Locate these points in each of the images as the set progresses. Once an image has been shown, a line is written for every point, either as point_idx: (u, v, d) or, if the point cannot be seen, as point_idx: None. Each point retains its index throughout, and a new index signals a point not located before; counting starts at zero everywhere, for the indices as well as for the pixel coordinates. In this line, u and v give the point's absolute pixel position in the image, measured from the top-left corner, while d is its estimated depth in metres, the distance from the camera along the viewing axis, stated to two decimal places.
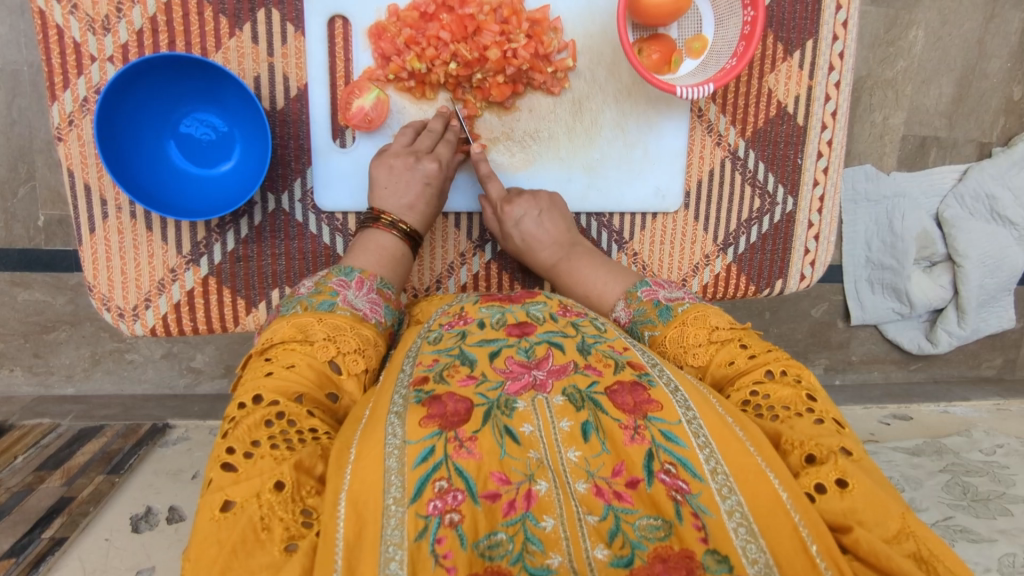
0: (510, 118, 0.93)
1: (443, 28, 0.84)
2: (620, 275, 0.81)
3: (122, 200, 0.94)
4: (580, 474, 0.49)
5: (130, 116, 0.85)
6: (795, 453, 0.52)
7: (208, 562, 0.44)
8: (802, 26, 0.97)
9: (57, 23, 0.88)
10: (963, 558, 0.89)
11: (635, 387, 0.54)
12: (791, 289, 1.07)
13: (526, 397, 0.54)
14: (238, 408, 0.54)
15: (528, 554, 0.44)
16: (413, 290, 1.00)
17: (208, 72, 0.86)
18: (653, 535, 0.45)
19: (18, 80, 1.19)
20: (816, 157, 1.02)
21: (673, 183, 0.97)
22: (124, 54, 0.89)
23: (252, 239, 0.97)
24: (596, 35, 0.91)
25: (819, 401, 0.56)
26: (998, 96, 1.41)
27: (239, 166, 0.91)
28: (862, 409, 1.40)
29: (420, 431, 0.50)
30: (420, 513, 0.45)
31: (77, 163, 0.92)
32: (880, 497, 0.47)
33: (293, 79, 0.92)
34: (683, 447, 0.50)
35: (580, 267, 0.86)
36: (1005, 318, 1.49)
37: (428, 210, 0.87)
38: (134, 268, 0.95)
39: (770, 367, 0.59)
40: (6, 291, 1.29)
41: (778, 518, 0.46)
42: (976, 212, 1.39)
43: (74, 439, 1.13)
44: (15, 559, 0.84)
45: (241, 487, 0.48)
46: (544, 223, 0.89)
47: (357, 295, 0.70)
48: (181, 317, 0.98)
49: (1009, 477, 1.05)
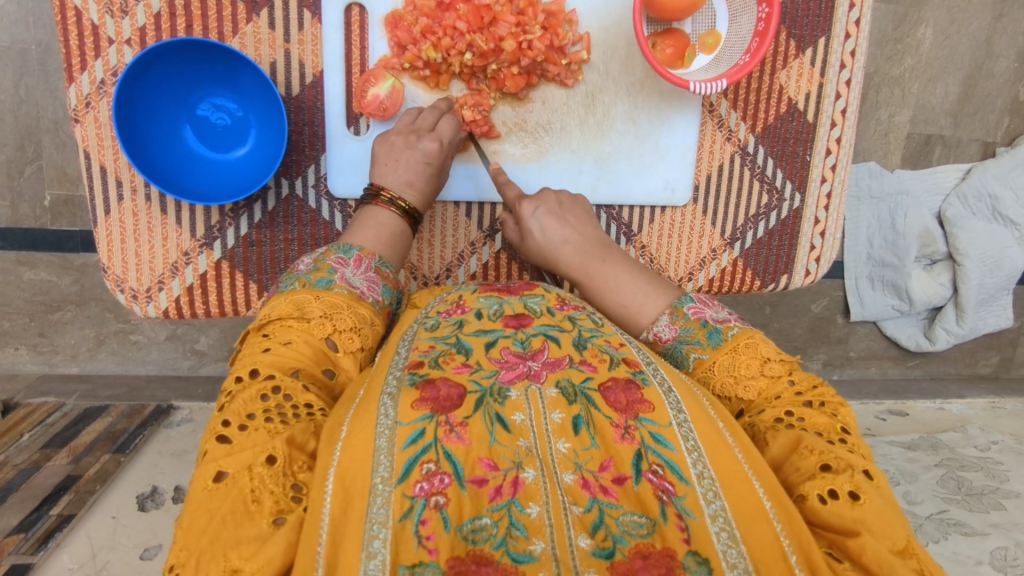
0: (524, 109, 0.93)
1: (460, 18, 0.84)
2: (662, 288, 0.73)
3: (138, 182, 0.94)
4: (567, 465, 0.50)
5: (148, 99, 0.85)
6: (811, 458, 0.51)
7: (199, 531, 0.45)
8: (816, 23, 0.97)
9: (76, 5, 0.87)
10: (956, 551, 0.90)
11: (629, 386, 0.55)
12: (796, 284, 1.07)
13: (519, 386, 0.55)
14: (235, 382, 0.55)
15: (511, 540, 0.44)
16: (423, 278, 1.00)
17: (226, 56, 0.86)
18: (635, 531, 0.46)
19: (26, 59, 1.20)
20: (825, 154, 1.02)
21: (683, 177, 0.98)
22: (142, 38, 0.89)
23: (265, 224, 0.97)
24: (611, 28, 0.91)
25: (854, 435, 0.55)
26: (1004, 95, 1.41)
27: (254, 151, 0.91)
28: (859, 404, 1.42)
29: (412, 413, 0.50)
30: (406, 493, 0.46)
31: (93, 145, 0.91)
32: (888, 515, 0.47)
33: (309, 66, 0.92)
34: (672, 449, 0.50)
35: (614, 272, 0.77)
36: (1003, 317, 1.51)
37: (428, 187, 0.86)
38: (148, 251, 0.95)
39: (809, 399, 0.58)
40: (12, 270, 1.29)
41: (762, 527, 0.46)
42: (978, 212, 1.40)
43: (79, 418, 1.16)
44: (24, 535, 0.86)
45: (233, 458, 0.48)
46: (566, 221, 0.85)
47: (356, 273, 0.70)
48: (194, 300, 0.99)
49: (1003, 472, 1.07)
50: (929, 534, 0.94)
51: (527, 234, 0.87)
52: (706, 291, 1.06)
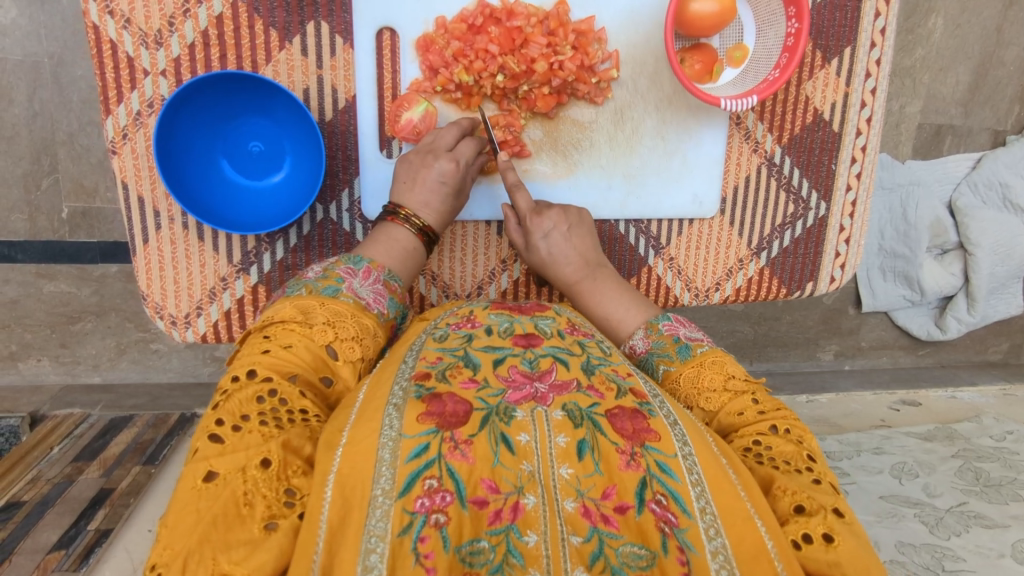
0: (554, 128, 0.93)
1: (492, 41, 0.84)
2: (642, 305, 0.79)
3: (175, 211, 0.90)
4: (569, 491, 0.48)
5: (184, 132, 0.83)
6: (784, 499, 0.51)
7: (186, 530, 0.43)
8: (841, 33, 0.97)
9: (111, 38, 0.84)
10: (978, 544, 0.92)
11: (635, 414, 0.54)
12: (820, 291, 1.08)
13: (525, 407, 0.54)
14: (232, 381, 0.54)
15: (507, 567, 0.44)
16: (455, 295, 0.99)
17: (260, 85, 0.84)
18: (634, 563, 0.45)
19: (39, 72, 1.20)
20: (850, 163, 1.02)
21: (711, 191, 0.98)
22: (177, 69, 0.86)
23: (300, 248, 0.94)
24: (639, 45, 0.91)
25: (818, 463, 0.56)
26: (1015, 83, 1.41)
27: (290, 177, 0.90)
28: (872, 395, 1.43)
29: (418, 426, 0.50)
30: (407, 509, 0.45)
31: (131, 176, 0.88)
32: (862, 557, 0.47)
33: (342, 91, 0.90)
34: (676, 480, 0.49)
35: (602, 288, 0.83)
36: (1014, 305, 1.51)
37: (445, 207, 0.85)
38: (186, 277, 0.93)
39: (774, 423, 0.58)
40: (32, 283, 1.30)
41: (760, 566, 0.46)
42: (989, 200, 1.41)
43: (106, 429, 1.18)
44: (65, 551, 0.88)
45: (225, 460, 0.48)
46: (572, 239, 0.86)
47: (363, 284, 0.70)
48: (231, 325, 0.96)
49: (1020, 463, 1.08)
50: (950, 526, 0.95)
51: (532, 248, 0.87)
52: (733, 300, 1.06)
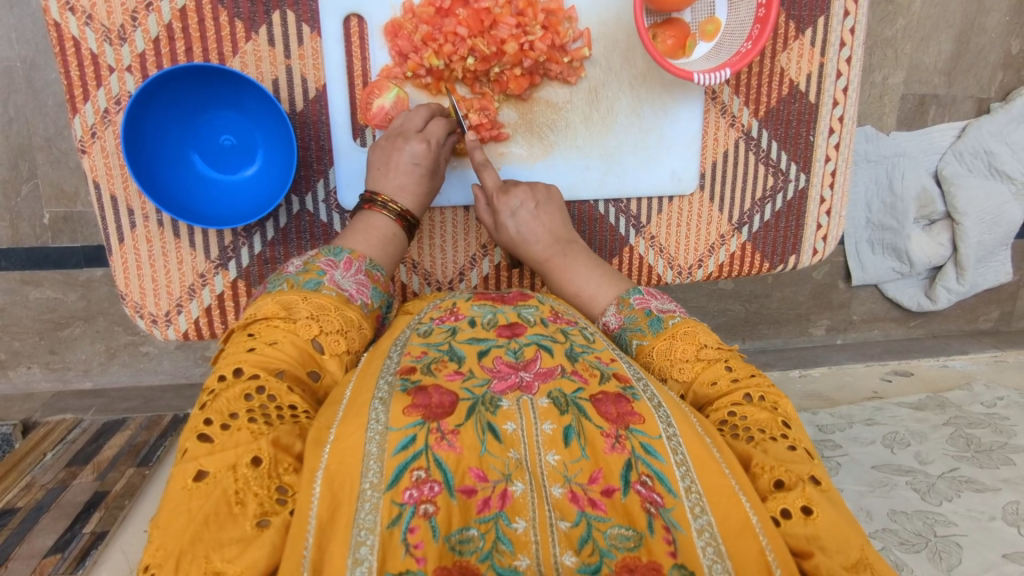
0: (528, 109, 0.92)
1: (461, 23, 0.83)
2: (614, 280, 0.78)
3: (149, 209, 0.90)
4: (557, 477, 0.48)
5: (154, 128, 0.82)
6: (764, 476, 0.50)
7: (179, 528, 0.43)
8: (813, 4, 0.97)
9: (74, 35, 0.83)
10: (969, 507, 0.92)
11: (619, 399, 0.53)
12: (804, 263, 1.08)
13: (510, 397, 0.53)
14: (219, 381, 0.54)
15: (496, 554, 0.44)
16: (437, 283, 0.99)
17: (229, 77, 0.83)
18: (622, 545, 0.45)
19: (13, 76, 1.19)
20: (828, 134, 1.02)
21: (689, 166, 0.98)
22: (143, 64, 0.85)
23: (278, 241, 0.94)
24: (611, 23, 0.91)
25: (794, 428, 0.55)
26: (996, 51, 1.41)
27: (264, 170, 0.90)
28: (864, 367, 1.44)
29: (403, 419, 0.49)
30: (395, 501, 0.45)
31: (102, 175, 0.87)
32: (841, 528, 0.47)
33: (311, 80, 0.89)
34: (661, 461, 0.49)
35: (572, 265, 0.82)
36: (1002, 273, 1.52)
37: (421, 189, 0.84)
38: (164, 275, 0.92)
39: (749, 391, 0.58)
40: (17, 290, 1.29)
41: (747, 540, 0.45)
42: (974, 168, 1.41)
43: (99, 433, 1.17)
44: (61, 555, 0.88)
45: (215, 458, 0.47)
46: (540, 218, 0.86)
47: (344, 276, 0.69)
48: (212, 321, 0.95)
49: (1010, 428, 1.09)
50: (943, 491, 0.96)
51: (500, 228, 0.87)
52: (716, 276, 1.06)
